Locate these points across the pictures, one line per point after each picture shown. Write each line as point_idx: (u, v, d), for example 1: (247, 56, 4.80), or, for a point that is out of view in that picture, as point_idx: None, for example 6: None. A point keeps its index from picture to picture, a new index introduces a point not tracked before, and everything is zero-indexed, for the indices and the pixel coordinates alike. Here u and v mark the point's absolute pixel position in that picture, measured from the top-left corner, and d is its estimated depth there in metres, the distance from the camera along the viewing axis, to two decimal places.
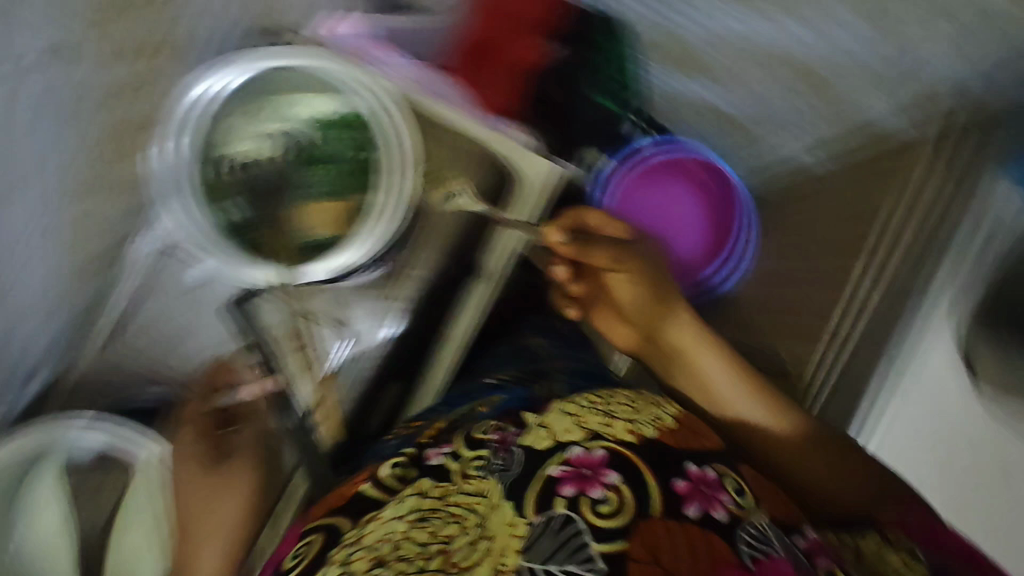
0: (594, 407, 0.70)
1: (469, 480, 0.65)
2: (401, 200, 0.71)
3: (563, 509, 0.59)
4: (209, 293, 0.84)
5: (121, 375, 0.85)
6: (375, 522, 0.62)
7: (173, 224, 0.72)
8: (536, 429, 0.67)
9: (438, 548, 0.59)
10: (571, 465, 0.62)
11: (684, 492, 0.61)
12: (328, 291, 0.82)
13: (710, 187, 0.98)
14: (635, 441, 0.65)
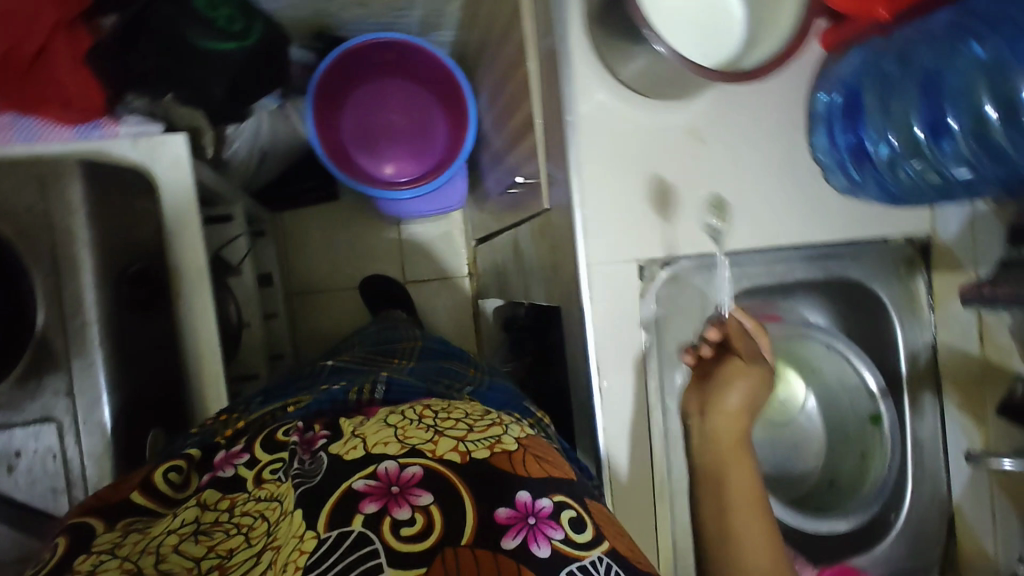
0: (422, 419, 0.50)
1: (263, 486, 0.47)
2: None
3: (359, 527, 0.39)
4: None
5: None
6: (141, 533, 0.43)
7: None
8: (351, 436, 0.48)
9: (209, 563, 0.40)
10: (379, 478, 0.42)
11: (506, 523, 0.40)
12: None
13: (412, 70, 1.03)
14: (459, 462, 0.44)
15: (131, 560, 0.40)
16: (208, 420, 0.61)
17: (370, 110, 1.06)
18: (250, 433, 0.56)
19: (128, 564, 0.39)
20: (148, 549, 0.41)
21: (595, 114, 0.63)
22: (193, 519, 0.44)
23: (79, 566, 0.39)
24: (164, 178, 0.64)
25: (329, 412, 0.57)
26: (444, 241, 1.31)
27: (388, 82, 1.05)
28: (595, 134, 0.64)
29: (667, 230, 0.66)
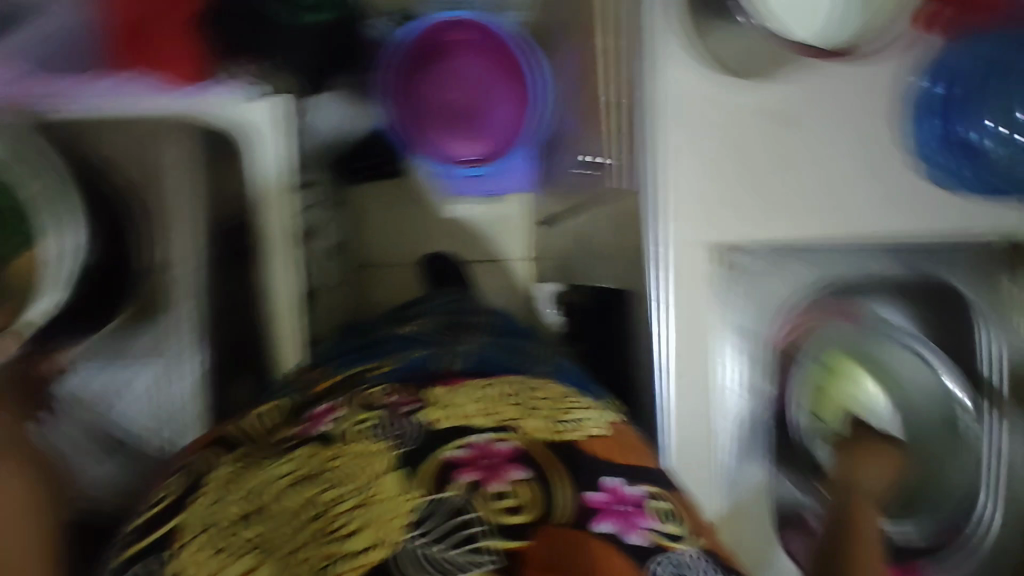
0: (513, 396, 0.52)
1: (357, 442, 0.48)
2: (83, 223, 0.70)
3: (458, 495, 0.42)
4: None
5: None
6: (248, 477, 0.47)
7: None
8: (443, 406, 0.51)
9: (315, 510, 0.43)
10: (474, 449, 0.44)
11: (597, 507, 0.43)
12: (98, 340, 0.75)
13: (486, 42, 0.99)
14: (551, 442, 0.47)
15: (247, 501, 0.45)
16: (301, 375, 0.66)
17: (439, 83, 1.01)
18: (341, 391, 0.58)
19: (245, 504, 0.44)
20: (260, 490, 0.45)
21: (681, 91, 0.62)
22: (296, 464, 0.47)
23: (204, 497, 0.46)
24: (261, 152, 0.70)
25: (416, 377, 0.58)
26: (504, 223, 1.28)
27: (459, 53, 1.01)
28: (674, 114, 0.62)
29: (745, 216, 0.64)
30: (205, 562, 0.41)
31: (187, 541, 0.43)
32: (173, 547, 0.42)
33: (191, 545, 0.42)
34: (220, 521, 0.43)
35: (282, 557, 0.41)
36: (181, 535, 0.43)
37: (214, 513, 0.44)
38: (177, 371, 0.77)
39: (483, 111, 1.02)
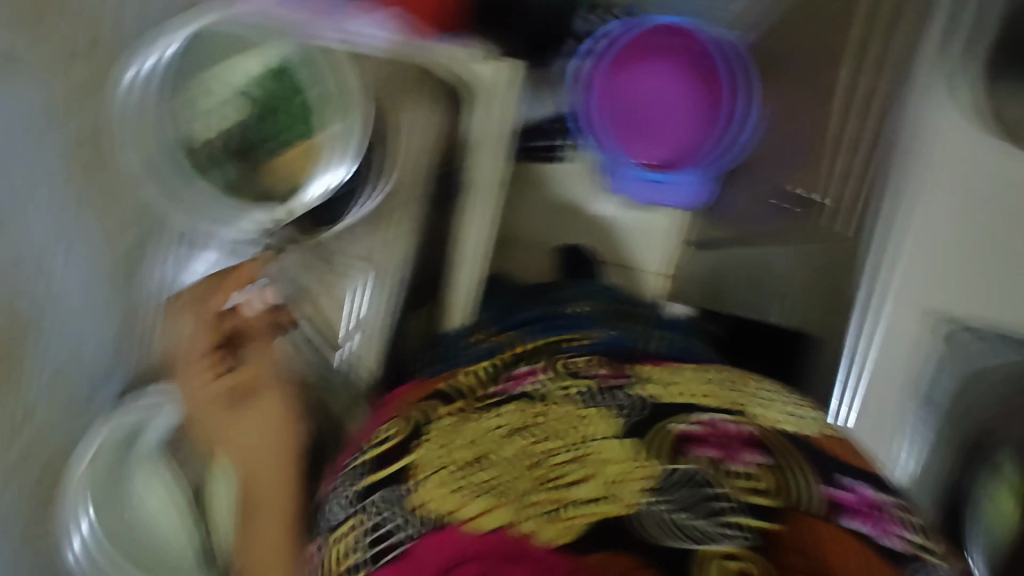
0: (728, 382, 0.57)
1: (563, 402, 0.52)
2: (350, 132, 0.79)
3: (699, 469, 0.45)
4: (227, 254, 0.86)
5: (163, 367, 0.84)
6: (471, 422, 0.52)
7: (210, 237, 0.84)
8: (656, 381, 0.56)
9: (534, 462, 0.47)
10: (710, 429, 0.48)
11: (840, 503, 0.44)
12: (302, 249, 0.81)
13: (681, 48, 0.93)
14: (781, 432, 0.50)
15: (471, 447, 0.49)
16: (483, 336, 0.74)
17: (624, 84, 0.93)
18: (540, 355, 0.65)
19: (469, 451, 0.48)
20: (481, 439, 0.49)
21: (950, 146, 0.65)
22: (511, 419, 0.51)
23: (428, 442, 0.50)
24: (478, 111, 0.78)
25: (612, 354, 0.65)
26: (652, 236, 1.08)
27: (647, 57, 0.93)
28: (931, 164, 0.65)
29: (971, 292, 0.65)
30: (445, 498, 0.44)
31: (422, 478, 0.47)
32: (411, 484, 0.47)
33: (429, 481, 0.46)
34: (451, 462, 0.47)
35: (518, 499, 0.44)
36: (416, 471, 0.47)
37: (443, 455, 0.48)
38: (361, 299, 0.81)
39: (666, 120, 0.93)
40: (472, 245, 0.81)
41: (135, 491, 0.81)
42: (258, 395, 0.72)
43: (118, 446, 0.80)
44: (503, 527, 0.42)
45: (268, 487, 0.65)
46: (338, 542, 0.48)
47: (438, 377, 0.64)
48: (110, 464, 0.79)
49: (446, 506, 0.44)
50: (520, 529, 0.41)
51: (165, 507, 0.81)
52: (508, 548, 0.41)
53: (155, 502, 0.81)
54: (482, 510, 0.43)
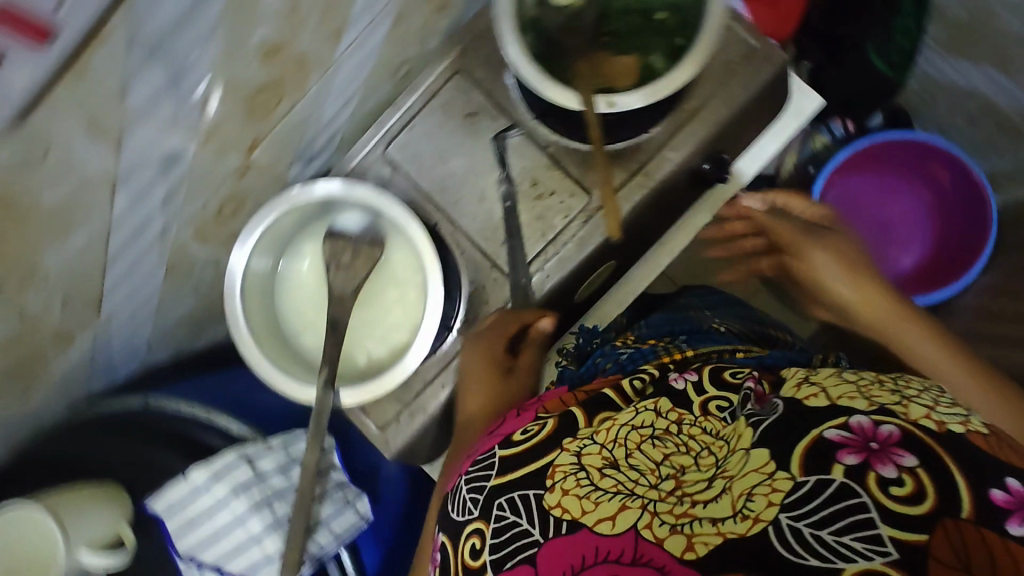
0: (882, 382, 0.50)
1: (709, 418, 0.56)
2: (690, 65, 0.62)
3: (840, 478, 0.42)
4: (472, 125, 0.76)
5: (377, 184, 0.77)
6: (612, 421, 0.55)
7: (469, 100, 0.76)
8: (806, 384, 0.52)
9: (665, 471, 0.51)
10: (855, 431, 0.44)
11: (1006, 509, 0.39)
12: (548, 156, 0.75)
13: (932, 167, 1.01)
14: (938, 431, 0.43)
15: (607, 448, 0.53)
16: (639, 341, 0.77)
17: (865, 196, 1.05)
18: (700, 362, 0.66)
19: (605, 453, 0.52)
20: (618, 439, 0.53)
21: None
22: (651, 423, 0.55)
23: (568, 444, 0.54)
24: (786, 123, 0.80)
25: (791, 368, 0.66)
26: None
27: (893, 176, 1.04)
28: None
29: None
30: (579, 500, 0.48)
31: (558, 479, 0.50)
32: (547, 484, 0.50)
33: (563, 483, 0.50)
34: (587, 463, 0.51)
35: (647, 503, 0.47)
36: (552, 471, 0.51)
37: (580, 455, 0.52)
38: (563, 231, 0.75)
39: (894, 233, 1.05)
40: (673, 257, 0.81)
41: (283, 276, 0.73)
42: (515, 374, 0.74)
43: (292, 220, 0.70)
44: (634, 528, 0.45)
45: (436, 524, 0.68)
46: (468, 538, 0.52)
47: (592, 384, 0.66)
48: (278, 239, 0.70)
49: (580, 508, 0.47)
50: (649, 533, 0.45)
51: (313, 300, 0.74)
52: (636, 549, 0.44)
53: (303, 283, 0.74)
54: (612, 512, 0.46)
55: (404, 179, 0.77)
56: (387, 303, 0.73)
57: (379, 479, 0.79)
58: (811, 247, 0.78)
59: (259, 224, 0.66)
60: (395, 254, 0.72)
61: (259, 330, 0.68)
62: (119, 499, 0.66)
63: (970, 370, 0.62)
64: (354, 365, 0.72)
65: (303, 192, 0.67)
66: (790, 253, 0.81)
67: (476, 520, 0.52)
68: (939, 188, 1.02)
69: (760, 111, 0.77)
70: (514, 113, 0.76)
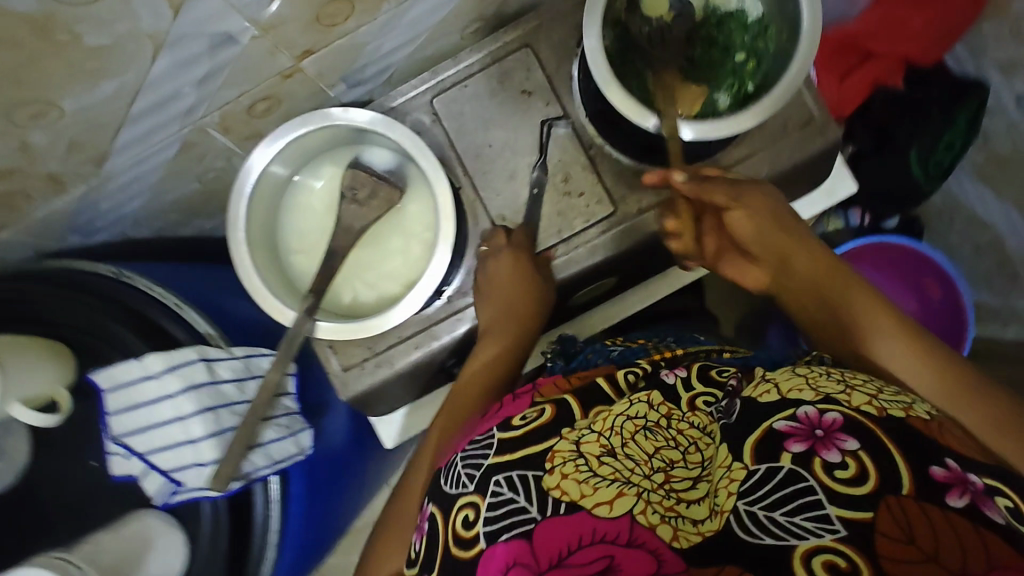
0: (831, 372, 0.53)
1: (696, 413, 0.57)
2: (753, 111, 0.62)
3: (788, 465, 0.45)
4: (522, 103, 0.75)
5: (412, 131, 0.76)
6: (608, 411, 0.56)
7: (529, 78, 0.75)
8: (763, 381, 0.55)
9: (657, 464, 0.51)
10: (801, 421, 0.47)
11: (943, 484, 0.43)
12: (586, 157, 0.75)
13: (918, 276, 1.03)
14: (877, 415, 0.47)
15: (605, 436, 0.53)
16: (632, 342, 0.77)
17: None
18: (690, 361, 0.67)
19: (602, 441, 0.52)
20: (614, 429, 0.54)
21: None
22: (645, 415, 0.55)
23: (568, 434, 0.54)
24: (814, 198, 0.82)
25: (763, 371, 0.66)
26: None
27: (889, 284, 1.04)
28: None
29: None
30: (577, 483, 0.48)
31: (557, 464, 0.50)
32: (546, 467, 0.50)
33: (563, 468, 0.49)
34: (586, 452, 0.51)
35: (642, 492, 0.47)
36: (552, 456, 0.51)
37: (579, 445, 0.52)
38: (577, 233, 0.75)
39: None
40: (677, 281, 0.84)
41: (294, 194, 0.71)
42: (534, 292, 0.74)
43: (320, 141, 0.68)
44: (631, 514, 0.45)
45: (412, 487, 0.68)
46: (461, 510, 0.52)
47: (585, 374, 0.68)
48: (300, 156, 0.68)
49: (579, 492, 0.47)
50: (644, 519, 0.45)
51: (318, 226, 0.71)
52: (630, 534, 0.44)
53: (312, 206, 0.72)
54: (609, 497, 0.46)
55: (440, 134, 0.76)
56: (390, 251, 0.71)
57: (326, 418, 0.79)
58: (742, 201, 0.67)
59: (286, 132, 0.64)
60: (411, 206, 0.70)
61: (255, 241, 0.66)
62: (64, 359, 0.64)
63: (926, 360, 0.58)
64: (338, 303, 0.71)
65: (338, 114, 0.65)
66: (733, 223, 0.68)
67: (471, 494, 0.52)
68: (926, 302, 1.03)
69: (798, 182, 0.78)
70: (567, 105, 0.75)
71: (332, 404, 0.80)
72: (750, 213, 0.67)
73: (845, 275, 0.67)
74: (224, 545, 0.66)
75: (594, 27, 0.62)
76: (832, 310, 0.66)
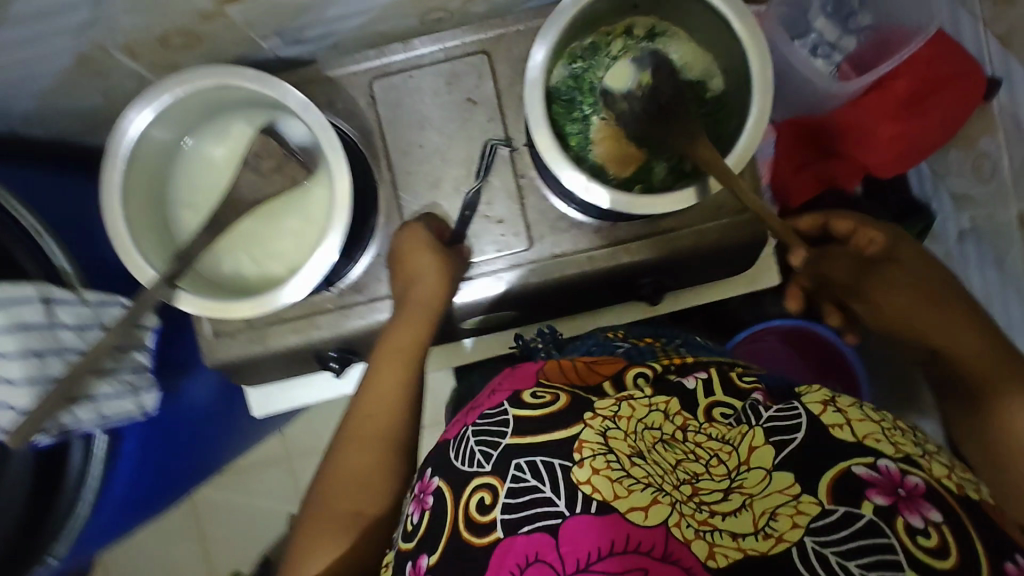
0: (905, 433, 0.52)
1: (713, 425, 0.53)
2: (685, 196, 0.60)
3: (868, 515, 0.45)
4: (467, 112, 0.71)
5: (345, 109, 0.71)
6: (630, 411, 0.53)
7: (480, 88, 0.71)
8: (834, 411, 0.52)
9: (682, 476, 0.50)
10: (884, 474, 0.47)
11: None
12: (520, 185, 0.71)
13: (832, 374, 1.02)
14: (956, 492, 0.47)
15: (631, 437, 0.51)
16: (631, 336, 0.73)
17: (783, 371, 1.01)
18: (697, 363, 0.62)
19: (630, 441, 0.51)
20: (637, 433, 0.52)
21: None
22: (661, 425, 0.53)
23: (591, 420, 0.52)
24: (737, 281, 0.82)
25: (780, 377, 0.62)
26: None
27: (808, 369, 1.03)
28: None
29: None
30: (610, 483, 0.47)
31: (587, 455, 0.49)
32: (575, 458, 0.49)
33: (592, 462, 0.49)
34: (614, 448, 0.50)
35: (674, 502, 0.47)
36: (579, 446, 0.50)
37: (606, 438, 0.50)
38: (493, 259, 0.72)
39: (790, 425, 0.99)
40: (629, 312, 0.81)
41: (192, 149, 0.66)
42: (423, 257, 0.67)
43: (222, 98, 0.62)
44: (664, 524, 0.45)
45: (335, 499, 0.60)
46: (474, 493, 0.51)
47: (593, 364, 0.62)
48: (199, 109, 0.63)
49: (613, 492, 0.47)
50: (678, 532, 0.45)
51: (212, 187, 0.67)
52: (665, 546, 0.44)
53: (211, 163, 0.67)
54: (645, 504, 0.46)
55: (373, 120, 0.71)
56: (286, 231, 0.67)
57: (189, 380, 0.77)
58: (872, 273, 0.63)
59: (178, 84, 0.58)
60: (315, 190, 0.66)
61: (133, 185, 0.60)
62: None
63: None
64: (215, 271, 0.67)
65: (241, 76, 0.59)
66: (870, 297, 0.64)
67: (488, 475, 0.51)
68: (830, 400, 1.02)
69: (728, 262, 0.77)
70: (512, 126, 0.71)
71: (198, 368, 0.78)
72: (884, 287, 0.63)
73: (999, 349, 0.59)
74: (30, 480, 0.64)
75: (545, 47, 0.60)
76: (970, 390, 0.59)
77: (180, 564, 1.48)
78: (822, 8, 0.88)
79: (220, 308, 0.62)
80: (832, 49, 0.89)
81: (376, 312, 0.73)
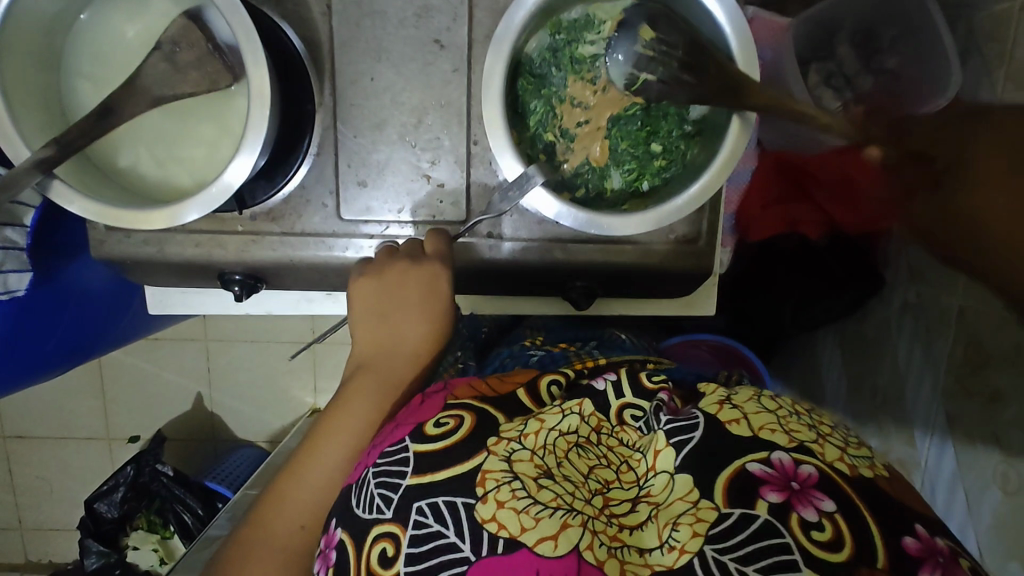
0: (803, 417, 0.50)
1: (622, 431, 0.51)
2: (641, 219, 0.56)
3: (763, 515, 0.43)
4: (431, 54, 0.63)
5: (294, 15, 0.62)
6: (536, 425, 0.49)
7: (453, 32, 0.63)
8: (730, 406, 0.50)
9: (594, 486, 0.47)
10: (777, 468, 0.45)
11: (916, 557, 0.42)
12: (469, 149, 0.65)
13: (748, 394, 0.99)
14: (848, 475, 0.45)
15: (538, 455, 0.47)
16: (542, 342, 0.79)
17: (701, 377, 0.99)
18: (612, 364, 0.61)
19: (538, 461, 0.47)
20: (548, 446, 0.48)
21: None
22: (576, 430, 0.49)
23: (494, 446, 0.48)
24: (673, 305, 0.79)
25: (691, 373, 0.68)
26: None
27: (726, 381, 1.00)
28: None
29: None
30: (516, 516, 0.43)
31: (491, 489, 0.45)
32: (478, 493, 0.45)
33: (497, 495, 0.44)
34: (520, 473, 0.46)
35: (587, 521, 0.44)
36: (482, 479, 0.45)
37: (511, 463, 0.46)
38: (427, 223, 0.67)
39: None
40: (557, 307, 0.78)
41: (98, 13, 0.57)
42: (421, 294, 0.61)
43: None
44: (576, 549, 0.42)
45: (269, 532, 0.54)
46: (377, 543, 0.46)
47: (503, 376, 0.59)
48: None
49: (519, 526, 0.42)
50: (591, 555, 0.42)
51: (116, 64, 0.58)
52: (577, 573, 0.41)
53: (119, 36, 0.58)
54: (555, 532, 0.42)
55: (325, 35, 0.63)
56: (198, 138, 0.60)
57: (76, 262, 0.72)
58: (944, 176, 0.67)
59: None
60: (238, 97, 0.59)
61: (16, 38, 0.51)
62: None
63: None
64: (109, 161, 0.59)
65: None
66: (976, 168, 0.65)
67: (389, 523, 0.46)
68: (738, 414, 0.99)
69: (671, 288, 0.73)
70: (476, 84, 0.64)
71: (85, 253, 0.73)
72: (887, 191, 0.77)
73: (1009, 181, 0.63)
74: None
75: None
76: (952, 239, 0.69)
77: (73, 421, 1.46)
78: (848, 36, 0.82)
79: (118, 215, 0.55)
80: (844, 82, 0.82)
81: (287, 248, 0.67)
